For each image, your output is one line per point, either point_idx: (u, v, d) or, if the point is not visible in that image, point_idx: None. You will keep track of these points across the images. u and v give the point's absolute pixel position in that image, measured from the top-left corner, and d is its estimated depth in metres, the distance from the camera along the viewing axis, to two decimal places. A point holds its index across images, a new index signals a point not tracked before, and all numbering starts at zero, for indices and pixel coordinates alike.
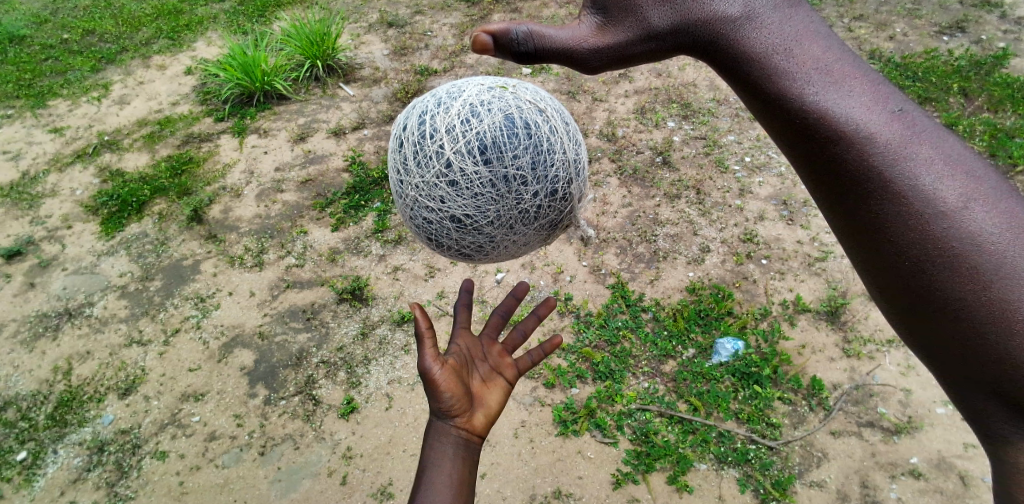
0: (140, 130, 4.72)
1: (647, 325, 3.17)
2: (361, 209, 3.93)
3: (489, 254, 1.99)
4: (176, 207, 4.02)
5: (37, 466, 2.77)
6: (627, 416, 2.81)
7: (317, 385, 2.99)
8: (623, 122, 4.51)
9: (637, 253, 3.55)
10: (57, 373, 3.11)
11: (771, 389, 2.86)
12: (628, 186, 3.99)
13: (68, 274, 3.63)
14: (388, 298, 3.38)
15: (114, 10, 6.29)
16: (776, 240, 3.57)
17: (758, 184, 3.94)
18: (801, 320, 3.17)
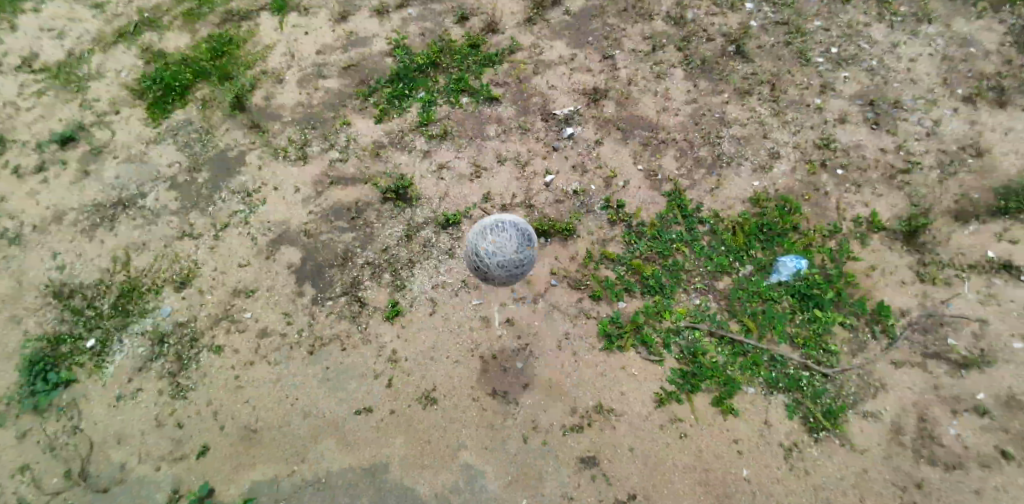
0: (178, 6, 4.50)
1: (703, 239, 2.98)
2: (405, 99, 3.74)
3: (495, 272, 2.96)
4: (219, 94, 3.91)
5: (105, 353, 2.90)
6: (675, 334, 2.73)
7: (364, 286, 3.00)
8: (694, 2, 4.02)
9: (698, 158, 3.29)
10: (116, 263, 3.18)
11: (832, 314, 2.72)
12: (694, 79, 3.63)
13: (119, 163, 3.63)
14: (433, 199, 3.28)
15: None
16: (856, 147, 3.24)
17: (843, 80, 3.51)
18: (874, 239, 2.93)
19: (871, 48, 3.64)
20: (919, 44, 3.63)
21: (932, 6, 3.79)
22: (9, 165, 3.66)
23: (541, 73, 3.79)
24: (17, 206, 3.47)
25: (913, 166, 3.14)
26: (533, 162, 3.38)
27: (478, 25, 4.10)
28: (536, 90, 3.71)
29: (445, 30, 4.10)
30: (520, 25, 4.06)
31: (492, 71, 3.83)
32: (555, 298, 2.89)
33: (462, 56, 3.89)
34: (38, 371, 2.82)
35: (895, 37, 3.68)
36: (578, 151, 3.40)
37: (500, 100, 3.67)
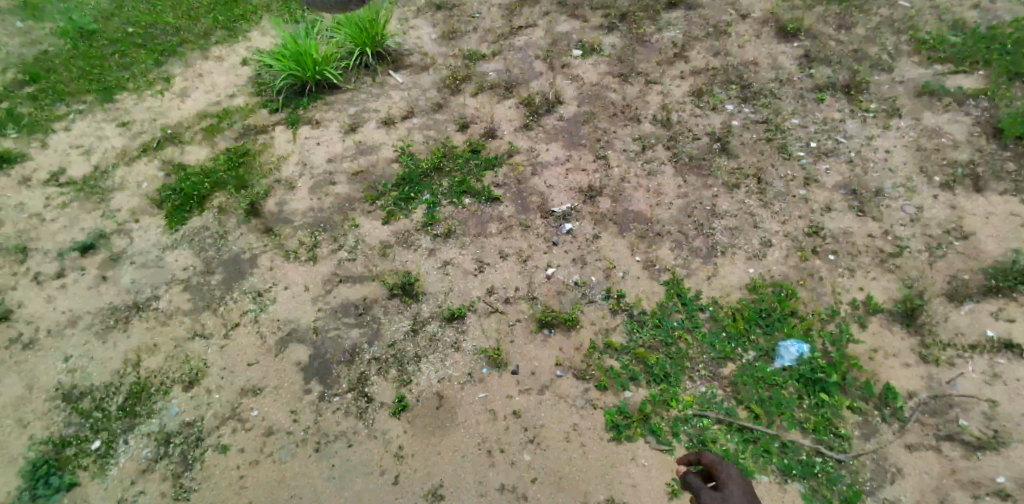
0: (200, 123, 4.84)
1: (704, 326, 3.04)
2: (411, 201, 3.93)
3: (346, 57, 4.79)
4: (235, 200, 4.12)
5: (109, 455, 2.88)
6: (683, 422, 2.73)
7: (370, 382, 3.03)
8: (679, 106, 4.32)
9: (693, 248, 3.41)
10: (127, 365, 3.23)
11: (839, 397, 2.73)
12: (684, 175, 3.83)
13: (136, 267, 3.76)
14: (438, 294, 3.38)
15: (174, 2, 6.45)
16: (844, 233, 3.37)
17: (825, 172, 3.71)
18: (872, 322, 2.99)
19: (848, 142, 3.87)
20: (893, 137, 3.86)
21: (901, 103, 4.08)
22: (30, 272, 3.81)
23: (539, 173, 4.01)
24: (34, 310, 3.58)
25: (901, 249, 3.25)
26: (534, 256, 3.50)
27: (478, 132, 4.39)
28: (535, 189, 3.91)
29: (447, 137, 4.38)
30: (518, 130, 4.35)
31: (493, 173, 4.05)
32: (562, 389, 2.91)
33: (464, 160, 4.14)
34: (41, 474, 2.82)
35: (869, 131, 3.93)
36: (577, 244, 3.53)
37: (501, 199, 3.86)
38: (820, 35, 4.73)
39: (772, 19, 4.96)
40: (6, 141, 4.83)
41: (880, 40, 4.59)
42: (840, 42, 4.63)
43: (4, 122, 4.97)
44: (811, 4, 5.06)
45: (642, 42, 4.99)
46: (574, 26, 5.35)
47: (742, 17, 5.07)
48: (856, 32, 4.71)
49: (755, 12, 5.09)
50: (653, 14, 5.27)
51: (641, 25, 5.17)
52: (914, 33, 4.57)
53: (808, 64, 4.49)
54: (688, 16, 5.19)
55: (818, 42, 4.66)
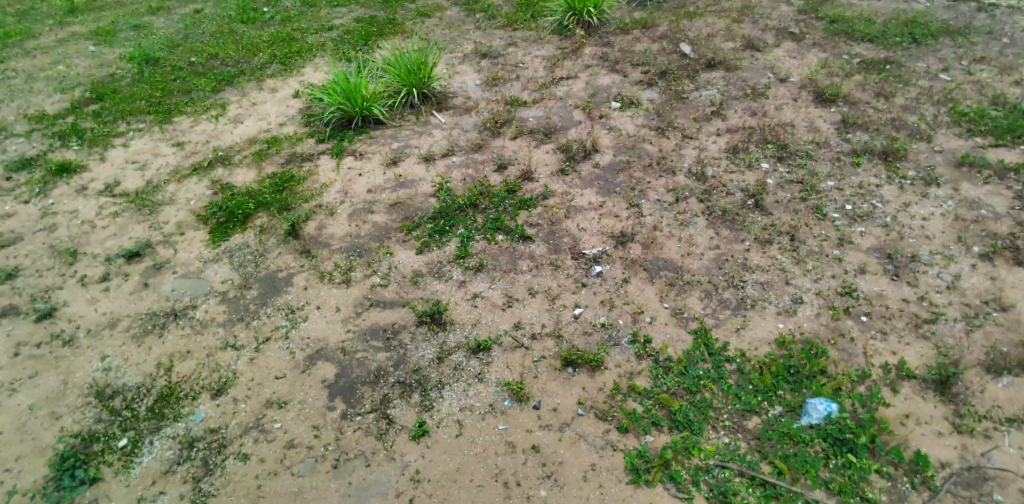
0: (249, 148, 5.07)
1: (730, 377, 3.01)
2: (445, 234, 4.02)
3: None
4: (276, 221, 4.27)
5: (135, 454, 2.97)
6: (704, 471, 2.68)
7: (392, 405, 3.06)
8: (714, 161, 4.40)
9: (723, 299, 3.41)
10: (159, 369, 3.33)
11: (867, 460, 2.66)
12: (717, 227, 3.87)
13: (177, 277, 3.90)
14: (465, 325, 3.42)
15: (236, 36, 6.85)
16: (878, 296, 3.34)
17: (860, 234, 3.71)
18: (905, 387, 2.93)
19: (884, 207, 3.88)
20: (930, 205, 3.86)
21: (939, 172, 4.09)
22: (77, 274, 3.97)
23: (572, 216, 4.08)
24: (77, 310, 3.72)
25: (937, 315, 3.21)
26: (562, 295, 3.54)
27: (515, 173, 4.50)
28: (567, 231, 3.97)
29: (485, 176, 4.50)
30: (554, 174, 4.46)
31: (527, 213, 4.14)
32: (582, 428, 2.90)
33: (500, 199, 4.25)
34: (68, 466, 2.90)
35: (906, 198, 3.93)
36: (606, 287, 3.56)
37: (533, 238, 3.93)
38: (859, 102, 4.80)
39: (811, 84, 5.06)
40: (69, 152, 5.12)
41: (919, 111, 4.64)
42: (878, 110, 4.69)
43: (70, 135, 5.28)
44: (851, 72, 5.15)
45: (680, 99, 5.12)
46: (615, 80, 5.52)
47: (780, 81, 5.18)
48: (895, 102, 4.77)
49: (794, 77, 5.20)
50: (693, 73, 5.42)
51: (680, 83, 5.32)
52: (954, 106, 4.62)
53: (846, 129, 4.54)
54: (727, 77, 5.32)
55: (856, 109, 4.72)
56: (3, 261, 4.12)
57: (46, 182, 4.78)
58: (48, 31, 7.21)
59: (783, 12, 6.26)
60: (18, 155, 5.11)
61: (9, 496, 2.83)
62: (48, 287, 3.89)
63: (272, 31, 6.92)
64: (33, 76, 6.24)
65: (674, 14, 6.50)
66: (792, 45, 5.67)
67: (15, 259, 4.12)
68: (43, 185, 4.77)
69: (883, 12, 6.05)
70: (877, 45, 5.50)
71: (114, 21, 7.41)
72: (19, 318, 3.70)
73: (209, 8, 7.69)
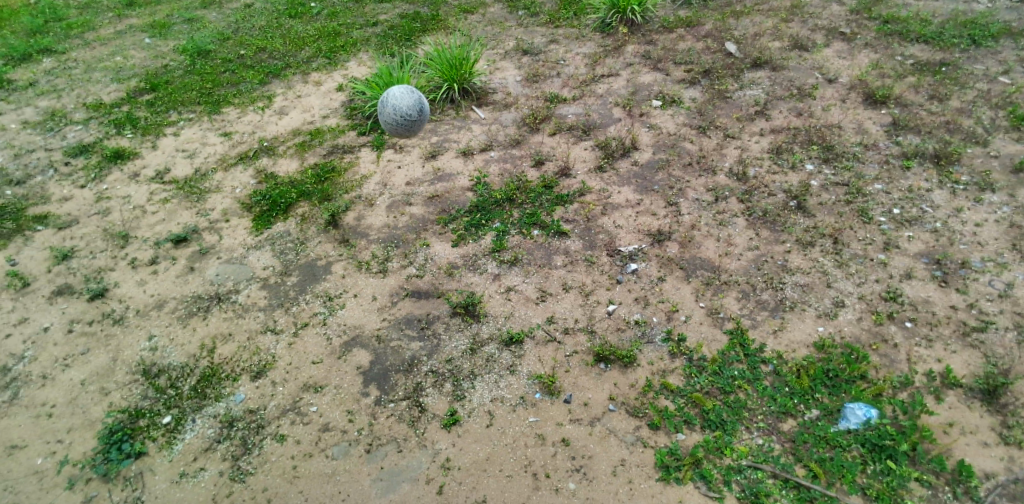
0: (293, 139, 5.20)
1: (766, 379, 2.97)
2: (481, 227, 4.06)
3: None
4: (317, 211, 4.37)
5: (178, 430, 3.08)
6: (736, 471, 2.65)
7: (424, 393, 3.11)
8: (756, 162, 4.32)
9: (760, 300, 3.35)
10: (203, 350, 3.45)
11: (907, 468, 2.58)
12: (757, 228, 3.80)
13: (221, 262, 4.03)
14: (499, 317, 3.45)
15: (284, 31, 7.02)
16: (924, 302, 3.23)
17: (907, 238, 3.60)
18: (949, 395, 2.83)
19: (933, 212, 3.75)
20: (984, 211, 3.72)
21: (994, 178, 3.93)
22: (128, 257, 4.14)
23: (608, 213, 4.06)
24: (127, 291, 3.88)
25: (987, 324, 3.09)
26: (596, 291, 3.53)
27: (553, 169, 4.51)
28: (603, 228, 3.96)
29: (522, 171, 4.52)
30: (591, 171, 4.45)
31: (563, 209, 4.14)
32: (612, 423, 2.89)
33: (536, 194, 4.26)
34: (115, 440, 3.03)
35: (958, 203, 3.80)
36: (641, 285, 3.54)
37: (569, 234, 3.93)
38: (911, 104, 4.65)
39: (860, 85, 4.92)
40: (123, 139, 5.33)
41: (975, 114, 4.47)
42: (931, 112, 4.54)
43: (124, 123, 5.51)
44: (903, 74, 4.99)
45: (723, 98, 5.04)
46: (656, 78, 5.47)
47: (828, 82, 5.05)
48: (950, 104, 4.60)
49: (843, 78, 5.07)
50: (737, 72, 5.33)
51: (724, 81, 5.23)
52: (1013, 109, 4.43)
53: (896, 132, 4.41)
54: (772, 77, 5.22)
55: (907, 111, 4.58)
56: (60, 242, 4.32)
57: (101, 168, 5.00)
58: (107, 24, 7.51)
59: (834, 11, 6.10)
60: (76, 142, 5.34)
61: (61, 466, 2.97)
62: (101, 269, 4.07)
63: (318, 26, 7.07)
64: (91, 67, 6.52)
65: (719, 12, 6.40)
66: (842, 46, 5.52)
67: (71, 241, 4.32)
68: (99, 170, 4.98)
69: (940, 12, 5.84)
70: (933, 46, 5.32)
71: (169, 15, 7.67)
72: (73, 297, 3.88)
73: (258, 2, 7.90)
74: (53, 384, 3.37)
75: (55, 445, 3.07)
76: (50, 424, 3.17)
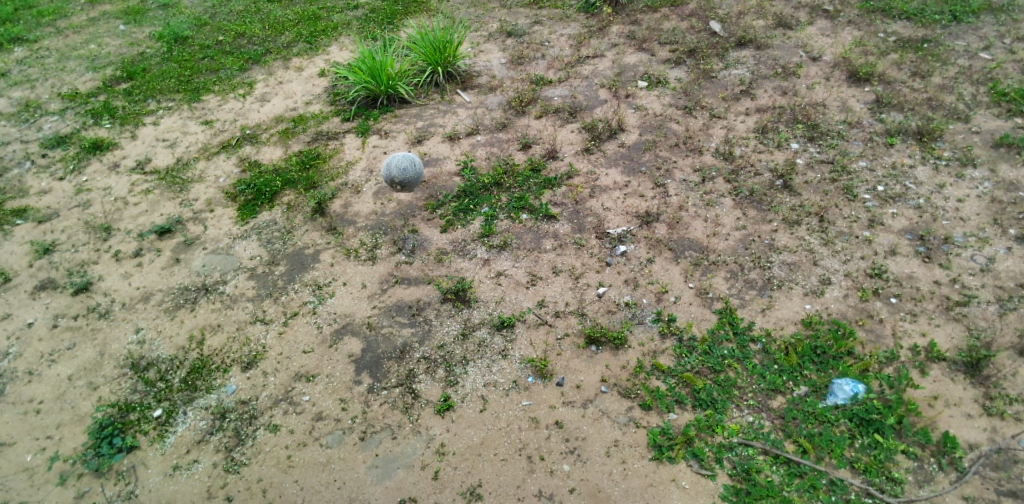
0: (276, 126, 5.13)
1: (755, 357, 3.00)
2: (469, 212, 4.04)
3: None
4: (303, 199, 4.32)
5: (169, 423, 3.06)
6: (727, 449, 2.69)
7: (417, 380, 3.11)
8: (742, 141, 4.33)
9: (748, 279, 3.38)
10: (191, 342, 3.42)
11: (893, 441, 2.64)
12: (744, 208, 3.82)
13: (207, 253, 3.98)
14: (489, 302, 3.45)
15: (262, 15, 6.88)
16: (908, 278, 3.28)
17: (891, 215, 3.64)
18: (934, 369, 2.89)
19: (917, 188, 3.79)
20: (966, 187, 3.77)
21: (976, 154, 3.98)
22: (111, 249, 4.08)
23: (596, 195, 4.06)
24: (112, 284, 3.83)
25: (969, 298, 3.15)
26: (586, 274, 3.54)
27: (540, 152, 4.48)
28: (591, 210, 3.96)
29: (509, 155, 4.49)
30: (578, 154, 4.44)
31: (551, 192, 4.13)
32: (605, 405, 2.92)
33: (524, 178, 4.24)
34: (106, 434, 3.00)
35: (940, 179, 3.84)
36: (630, 267, 3.55)
37: (557, 218, 3.92)
38: (893, 82, 4.67)
39: (844, 62, 4.94)
40: (101, 130, 5.22)
41: (957, 90, 4.51)
42: (913, 89, 4.57)
43: (101, 113, 5.39)
44: (886, 51, 5.01)
45: (709, 77, 5.04)
46: (642, 58, 5.44)
47: (812, 60, 5.06)
48: (932, 81, 4.64)
49: (827, 56, 5.08)
50: (722, 51, 5.32)
51: (709, 61, 5.22)
52: (994, 85, 4.47)
53: (879, 109, 4.43)
54: (757, 55, 5.22)
55: (891, 89, 4.60)
56: (41, 236, 4.24)
57: (80, 159, 4.90)
58: (79, 11, 7.32)
59: None
60: (53, 133, 5.23)
61: (51, 461, 2.95)
62: (84, 262, 4.01)
63: (298, 10, 6.94)
64: (65, 55, 6.36)
65: None
66: (825, 23, 5.53)
67: (52, 234, 4.24)
68: (77, 162, 4.89)
69: None
70: (915, 23, 5.34)
71: (144, 0, 7.49)
72: (57, 292, 3.82)
73: None
74: (39, 380, 3.34)
75: (44, 442, 3.04)
76: (38, 421, 3.14)
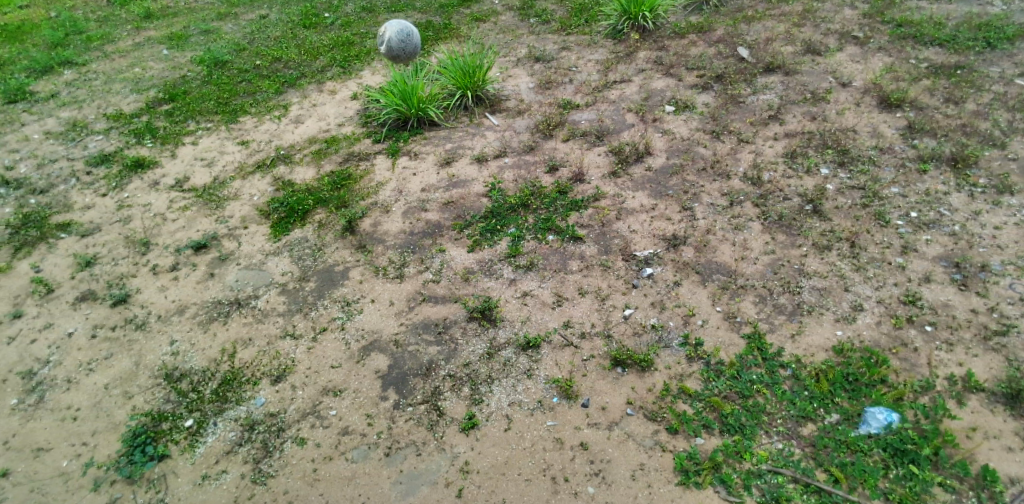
0: (309, 147, 5.26)
1: (785, 383, 2.96)
2: (496, 233, 4.08)
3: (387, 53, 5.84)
4: (334, 217, 4.41)
5: (200, 433, 3.12)
6: (756, 475, 2.64)
7: (442, 397, 3.13)
8: (770, 166, 4.31)
9: (778, 304, 3.35)
10: (223, 354, 3.49)
11: (929, 472, 2.57)
12: (773, 232, 3.79)
13: (240, 268, 4.08)
14: (515, 322, 3.46)
15: (298, 41, 7.11)
16: (943, 305, 3.21)
17: (925, 242, 3.58)
18: (971, 399, 2.81)
19: (951, 215, 3.73)
20: (1003, 214, 3.69)
21: (1013, 181, 3.90)
22: (149, 263, 4.20)
23: (623, 218, 4.07)
24: (149, 297, 3.94)
25: (1008, 327, 3.06)
26: (612, 296, 3.54)
27: (567, 175, 4.52)
28: (618, 233, 3.97)
29: (536, 177, 4.54)
30: (605, 177, 4.46)
31: (577, 214, 4.15)
32: (630, 428, 2.89)
33: (551, 200, 4.27)
34: (139, 442, 3.07)
35: (976, 206, 3.78)
36: (657, 289, 3.54)
37: (584, 239, 3.94)
38: (926, 108, 4.62)
39: (875, 88, 4.91)
40: (143, 149, 5.42)
41: (992, 117, 4.44)
42: (947, 115, 4.51)
43: (144, 133, 5.60)
44: (918, 77, 4.97)
45: (736, 103, 5.05)
46: (669, 84, 5.48)
47: (842, 86, 5.04)
48: (966, 107, 4.58)
49: (857, 82, 5.06)
50: (750, 77, 5.33)
51: (737, 86, 5.24)
52: None
53: (911, 135, 4.39)
54: (786, 81, 5.22)
55: (923, 115, 4.56)
56: (83, 250, 4.40)
57: (122, 176, 5.09)
58: (126, 36, 7.66)
59: (847, 15, 6.08)
60: (97, 151, 5.44)
61: (86, 468, 3.02)
62: (123, 275, 4.14)
63: (332, 36, 7.16)
64: (111, 78, 6.64)
65: (731, 18, 6.41)
66: (855, 50, 5.51)
67: (94, 248, 4.40)
68: (120, 179, 5.07)
69: (954, 15, 5.81)
70: (947, 49, 5.29)
71: (186, 26, 7.80)
72: (97, 303, 3.95)
73: (273, 14, 8.02)
74: (77, 387, 3.43)
75: (80, 448, 3.12)
76: (74, 427, 3.22)
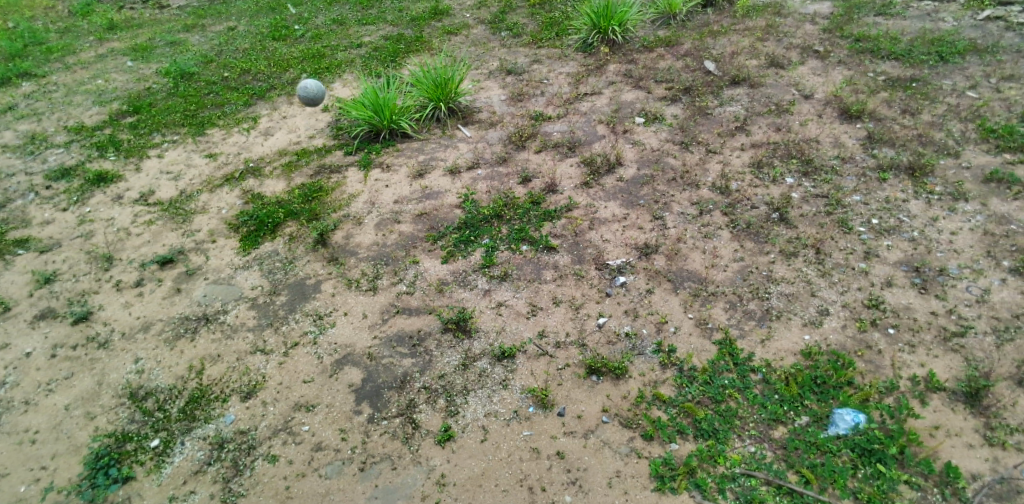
0: (279, 159, 5.20)
1: (756, 387, 3.01)
2: (471, 244, 4.08)
3: (392, 135, 5.37)
4: (306, 230, 4.36)
5: (166, 454, 3.03)
6: (730, 479, 2.67)
7: (418, 409, 3.11)
8: (738, 176, 4.41)
9: (747, 310, 3.41)
10: (191, 371, 3.41)
11: (896, 471, 2.63)
12: (741, 240, 3.87)
13: (208, 283, 4.00)
14: (490, 332, 3.46)
15: (268, 53, 7.05)
16: (905, 309, 3.31)
17: (886, 248, 3.69)
18: (934, 399, 2.89)
19: (910, 221, 3.86)
20: (959, 220, 3.83)
21: (967, 188, 4.06)
22: (113, 279, 4.09)
23: (595, 227, 4.11)
24: (112, 314, 3.83)
25: (966, 329, 3.17)
26: (586, 305, 3.56)
27: (540, 186, 4.55)
28: (591, 242, 4.00)
29: (509, 188, 4.56)
30: (578, 187, 4.51)
31: (551, 224, 4.18)
32: (606, 435, 2.91)
33: (524, 211, 4.30)
34: (102, 465, 2.98)
35: (933, 212, 3.91)
36: (630, 297, 3.58)
37: (557, 249, 3.96)
38: (884, 118, 4.79)
39: (835, 100, 5.07)
40: (105, 162, 5.30)
41: (946, 127, 4.62)
42: (904, 126, 4.68)
43: (107, 146, 5.47)
44: (876, 89, 5.15)
45: (704, 114, 5.16)
46: (639, 96, 5.58)
47: (804, 98, 5.20)
48: (922, 118, 4.76)
49: (818, 94, 5.21)
50: (717, 89, 5.45)
51: (704, 98, 5.35)
52: (981, 122, 4.59)
53: (871, 145, 4.54)
54: (751, 94, 5.35)
55: (882, 125, 4.72)
56: (42, 266, 4.26)
57: (84, 190, 4.96)
58: (88, 47, 7.50)
59: (808, 30, 6.28)
60: (58, 165, 5.30)
61: (45, 492, 2.91)
62: (85, 292, 4.02)
63: (302, 48, 7.12)
64: (72, 90, 6.48)
65: (696, 32, 6.56)
66: (816, 63, 5.69)
67: (53, 265, 4.26)
68: (81, 193, 4.94)
69: (909, 31, 6.04)
70: (903, 63, 5.49)
71: (151, 38, 7.67)
72: (56, 321, 3.83)
73: (242, 26, 7.94)
74: (36, 409, 3.31)
75: (39, 472, 3.00)
76: (33, 450, 3.11)
